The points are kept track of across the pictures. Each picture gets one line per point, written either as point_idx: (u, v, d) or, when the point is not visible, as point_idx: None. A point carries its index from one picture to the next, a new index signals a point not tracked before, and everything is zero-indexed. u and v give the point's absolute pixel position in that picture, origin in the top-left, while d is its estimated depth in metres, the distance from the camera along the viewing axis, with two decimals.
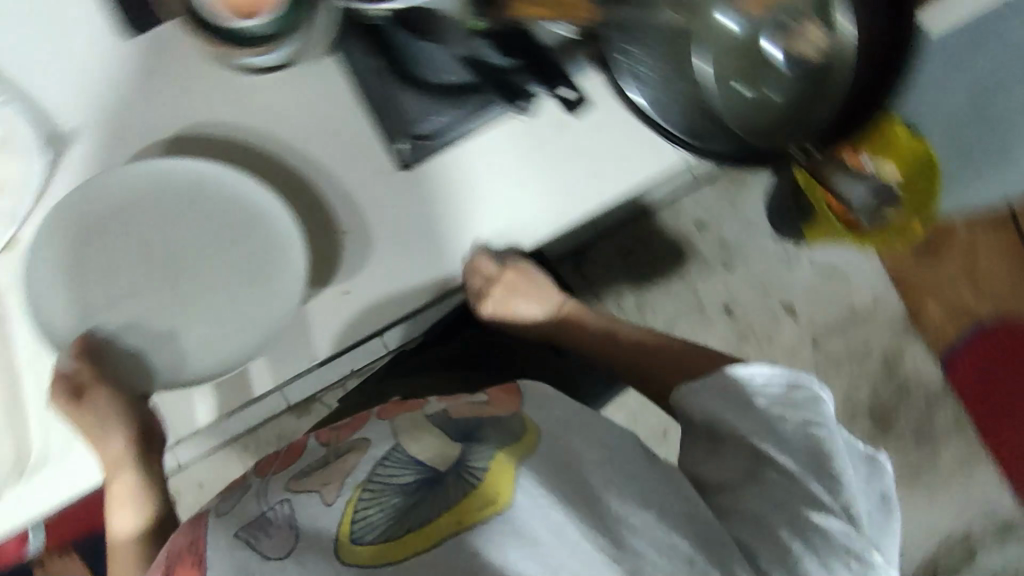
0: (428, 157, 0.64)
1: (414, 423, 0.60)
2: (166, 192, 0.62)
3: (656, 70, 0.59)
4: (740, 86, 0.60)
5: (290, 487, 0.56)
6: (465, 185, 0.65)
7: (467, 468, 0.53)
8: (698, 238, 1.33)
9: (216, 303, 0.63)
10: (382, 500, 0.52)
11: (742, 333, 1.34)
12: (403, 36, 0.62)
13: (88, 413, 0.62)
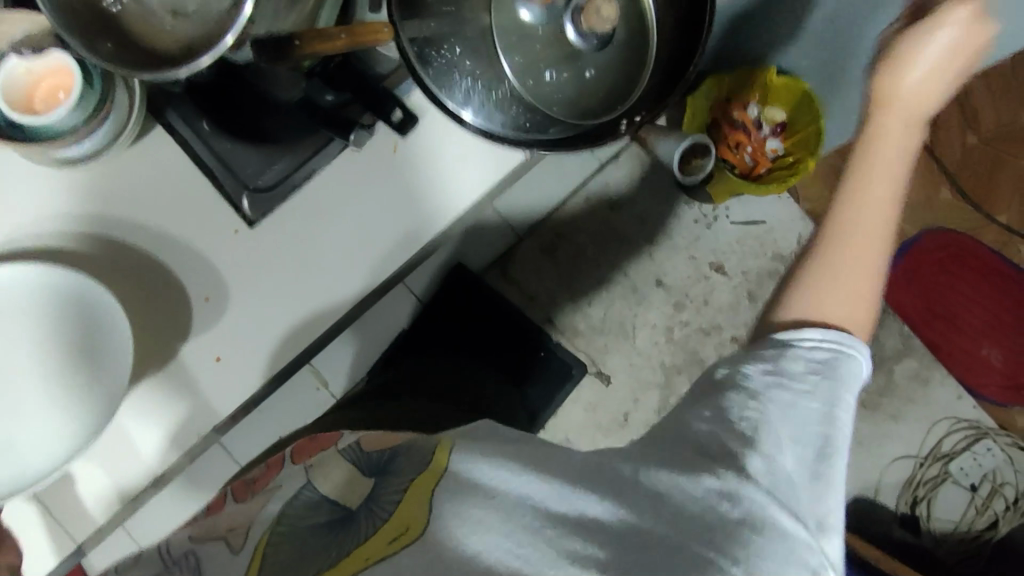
0: (271, 206, 0.64)
1: (328, 459, 0.53)
2: (12, 294, 0.60)
3: (476, 75, 0.60)
4: (551, 73, 0.61)
5: (193, 539, 0.50)
6: (311, 225, 0.65)
7: (377, 503, 0.46)
8: (616, 218, 1.34)
9: (78, 394, 0.60)
10: (289, 544, 0.45)
11: (679, 302, 1.34)
12: (225, 98, 0.63)
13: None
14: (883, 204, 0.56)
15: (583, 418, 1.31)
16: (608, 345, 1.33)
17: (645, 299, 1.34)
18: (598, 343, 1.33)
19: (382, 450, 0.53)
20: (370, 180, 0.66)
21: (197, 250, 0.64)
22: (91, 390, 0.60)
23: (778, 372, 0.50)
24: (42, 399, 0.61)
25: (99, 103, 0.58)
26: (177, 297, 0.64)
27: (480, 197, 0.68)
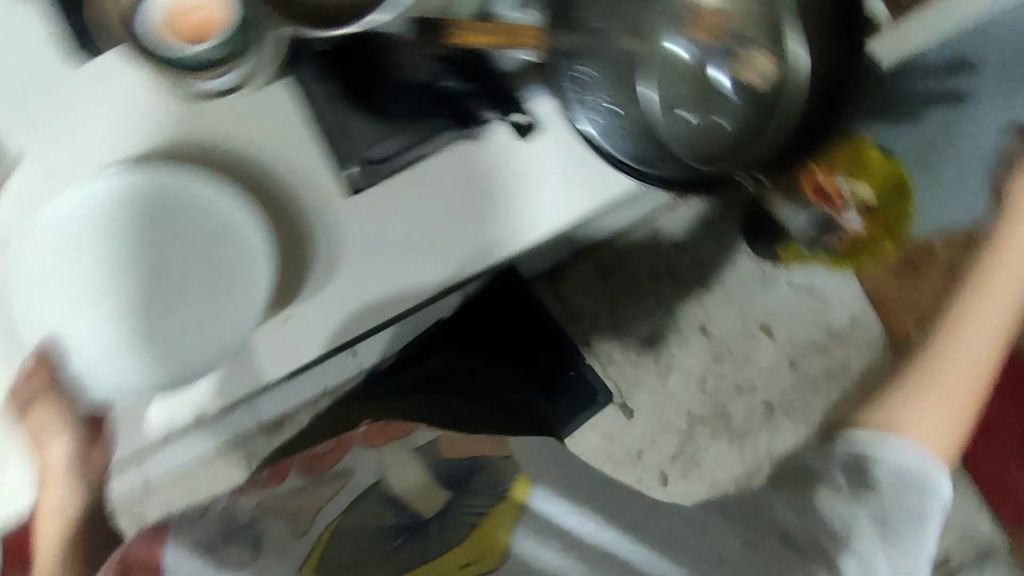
0: (375, 179, 0.63)
1: (407, 459, 0.56)
2: (138, 197, 0.61)
3: (608, 97, 0.58)
4: (685, 112, 0.60)
5: (259, 507, 0.50)
6: (415, 206, 0.65)
7: (456, 515, 0.51)
8: (676, 256, 1.32)
9: (184, 309, 0.62)
10: (355, 541, 0.49)
11: (719, 354, 1.33)
12: (354, 64, 0.62)
13: (32, 419, 0.59)
14: (993, 322, 0.61)
15: (598, 445, 1.31)
16: (640, 380, 1.32)
17: (686, 343, 1.33)
18: (630, 376, 1.32)
19: (458, 460, 0.57)
20: (479, 174, 0.65)
21: (291, 210, 0.64)
22: (202, 307, 0.62)
23: (895, 478, 0.53)
24: (142, 304, 0.62)
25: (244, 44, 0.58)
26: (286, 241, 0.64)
27: (584, 216, 0.66)
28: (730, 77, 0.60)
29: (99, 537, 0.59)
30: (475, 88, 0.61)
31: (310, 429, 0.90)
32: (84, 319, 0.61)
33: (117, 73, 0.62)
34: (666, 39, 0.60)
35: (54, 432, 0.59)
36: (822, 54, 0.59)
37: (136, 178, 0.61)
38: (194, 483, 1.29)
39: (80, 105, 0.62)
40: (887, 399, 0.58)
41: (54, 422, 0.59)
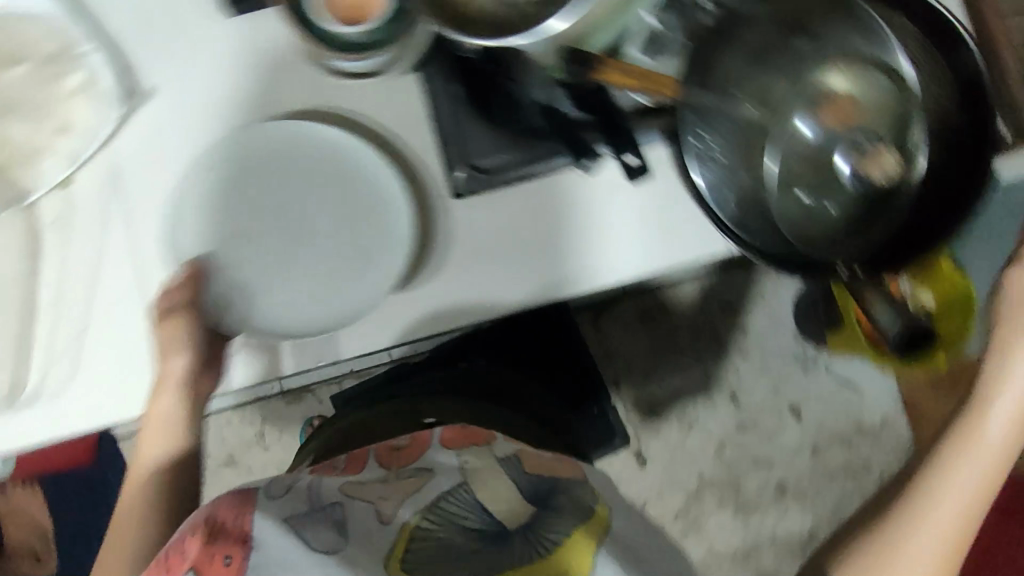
0: (480, 187, 0.64)
1: (490, 466, 0.58)
2: (290, 150, 0.62)
3: (723, 159, 0.60)
4: (800, 191, 0.60)
5: (343, 489, 0.55)
6: (526, 218, 0.66)
7: (537, 533, 0.54)
8: (721, 320, 1.32)
9: (301, 270, 0.63)
10: (444, 536, 0.53)
11: (743, 424, 1.32)
12: (484, 73, 0.63)
13: (168, 326, 0.60)
14: (980, 474, 0.59)
15: None
16: (660, 432, 1.32)
17: (713, 406, 1.33)
18: (650, 424, 1.32)
19: (536, 476, 0.59)
20: (585, 204, 0.66)
21: None
22: (321, 272, 0.63)
23: None
24: (262, 255, 0.63)
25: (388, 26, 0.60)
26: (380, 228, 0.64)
27: (675, 268, 0.66)
28: (852, 166, 0.60)
29: (190, 454, 0.66)
30: (595, 120, 0.61)
31: (357, 424, 0.89)
32: (207, 254, 0.61)
33: (259, 36, 0.63)
34: (796, 116, 0.60)
35: (181, 354, 0.60)
36: (944, 162, 0.58)
37: (295, 131, 0.62)
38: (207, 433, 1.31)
39: (221, 54, 0.63)
40: (883, 526, 0.61)
41: (182, 342, 0.60)
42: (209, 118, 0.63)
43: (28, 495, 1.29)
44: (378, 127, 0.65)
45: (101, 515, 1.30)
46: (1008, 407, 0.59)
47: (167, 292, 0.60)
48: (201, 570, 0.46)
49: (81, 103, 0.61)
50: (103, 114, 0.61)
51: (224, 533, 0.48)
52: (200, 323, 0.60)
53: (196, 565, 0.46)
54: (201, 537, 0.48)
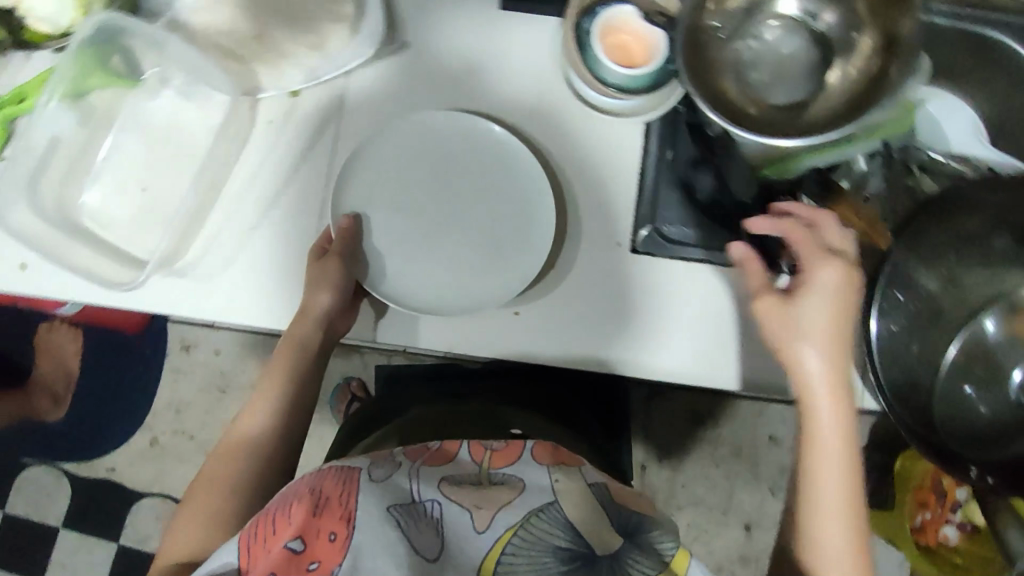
0: (660, 250, 0.65)
1: (582, 492, 0.58)
2: (461, 147, 0.65)
3: (903, 318, 0.60)
4: (970, 386, 0.64)
5: (441, 487, 0.56)
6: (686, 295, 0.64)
7: (626, 565, 0.51)
8: (765, 450, 1.31)
9: (425, 248, 0.64)
10: (530, 555, 0.52)
11: (746, 557, 1.30)
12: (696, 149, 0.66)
13: (317, 267, 0.62)
14: (836, 507, 0.56)
15: None
16: None
17: (725, 527, 1.31)
18: None
19: (625, 510, 0.58)
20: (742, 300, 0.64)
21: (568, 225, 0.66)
22: (452, 261, 0.64)
23: None
24: (439, 226, 0.65)
25: (666, 77, 0.59)
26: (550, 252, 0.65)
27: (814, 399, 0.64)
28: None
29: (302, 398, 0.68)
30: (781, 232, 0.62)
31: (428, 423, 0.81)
32: (357, 216, 0.64)
33: (518, 39, 0.67)
34: (988, 316, 0.64)
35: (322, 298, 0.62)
36: None
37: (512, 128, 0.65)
38: (251, 350, 1.33)
39: (478, 39, 0.67)
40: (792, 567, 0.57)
41: (331, 281, 0.62)
42: (443, 89, 0.67)
43: (67, 333, 1.33)
44: (584, 155, 0.66)
45: (124, 381, 1.33)
46: (823, 408, 0.56)
47: (328, 235, 0.64)
48: (308, 540, 0.48)
49: (340, 28, 0.65)
50: (356, 48, 0.65)
51: (326, 510, 0.50)
52: (349, 274, 0.62)
53: (303, 534, 0.48)
54: (306, 507, 0.50)
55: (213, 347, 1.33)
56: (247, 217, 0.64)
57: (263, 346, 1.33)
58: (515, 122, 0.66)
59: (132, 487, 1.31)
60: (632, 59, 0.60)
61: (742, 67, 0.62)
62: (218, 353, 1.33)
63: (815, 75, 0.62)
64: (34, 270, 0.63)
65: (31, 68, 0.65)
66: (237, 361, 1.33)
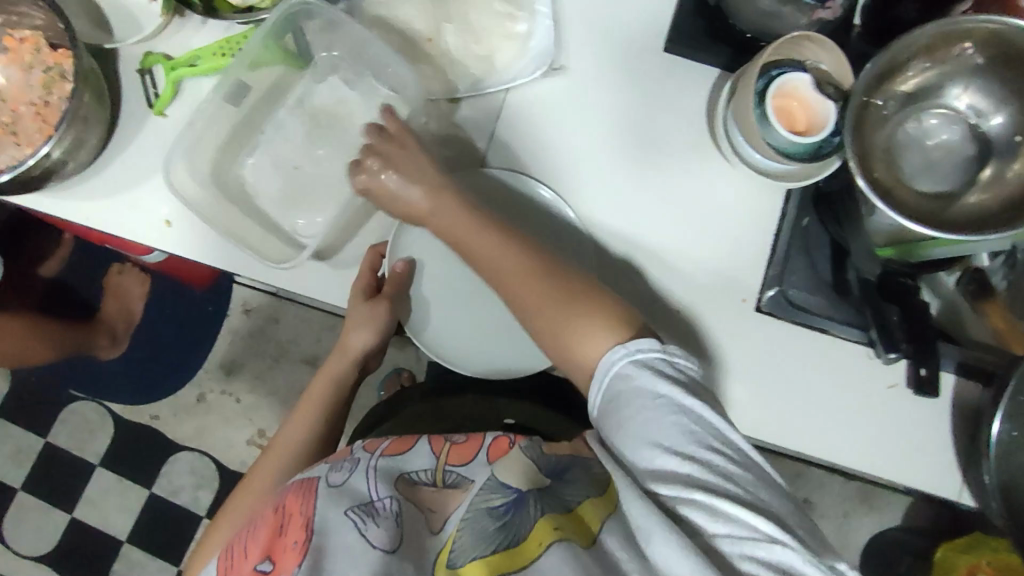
0: (785, 314, 0.66)
1: (512, 457, 0.57)
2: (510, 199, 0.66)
3: (1017, 421, 0.61)
4: None
5: (398, 487, 0.55)
6: (782, 362, 0.66)
7: (552, 496, 0.53)
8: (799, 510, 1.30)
9: (464, 301, 0.66)
10: (468, 521, 0.52)
11: None
12: (825, 217, 0.66)
13: (366, 307, 0.65)
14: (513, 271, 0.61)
15: None
16: None
17: None
18: None
19: (553, 456, 0.57)
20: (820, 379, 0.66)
21: (691, 271, 0.66)
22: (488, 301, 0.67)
23: None
24: (567, 249, 0.66)
25: (829, 150, 0.60)
26: (671, 295, 0.66)
27: (911, 486, 0.65)
28: None
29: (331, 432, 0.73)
30: (903, 318, 0.63)
31: (438, 412, 0.76)
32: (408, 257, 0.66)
33: (673, 83, 0.67)
34: None
35: (367, 334, 0.67)
36: None
37: (651, 166, 0.67)
38: (308, 324, 1.34)
39: (639, 76, 0.67)
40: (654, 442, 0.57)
41: (378, 321, 0.65)
42: (596, 119, 0.67)
43: (134, 278, 1.32)
44: (719, 205, 0.67)
45: (181, 333, 1.34)
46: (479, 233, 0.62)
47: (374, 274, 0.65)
48: (273, 556, 0.49)
49: (509, 45, 0.66)
50: (523, 67, 0.66)
51: (290, 522, 0.51)
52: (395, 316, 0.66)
53: (269, 554, 0.50)
54: (272, 529, 0.52)
55: (272, 314, 1.35)
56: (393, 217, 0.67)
57: (321, 322, 1.34)
58: (658, 163, 0.67)
59: (170, 437, 1.33)
60: (795, 126, 0.61)
61: (896, 151, 0.63)
62: (276, 321, 1.35)
63: (969, 170, 0.63)
64: (178, 226, 0.64)
65: (209, 31, 0.66)
66: (292, 332, 1.34)
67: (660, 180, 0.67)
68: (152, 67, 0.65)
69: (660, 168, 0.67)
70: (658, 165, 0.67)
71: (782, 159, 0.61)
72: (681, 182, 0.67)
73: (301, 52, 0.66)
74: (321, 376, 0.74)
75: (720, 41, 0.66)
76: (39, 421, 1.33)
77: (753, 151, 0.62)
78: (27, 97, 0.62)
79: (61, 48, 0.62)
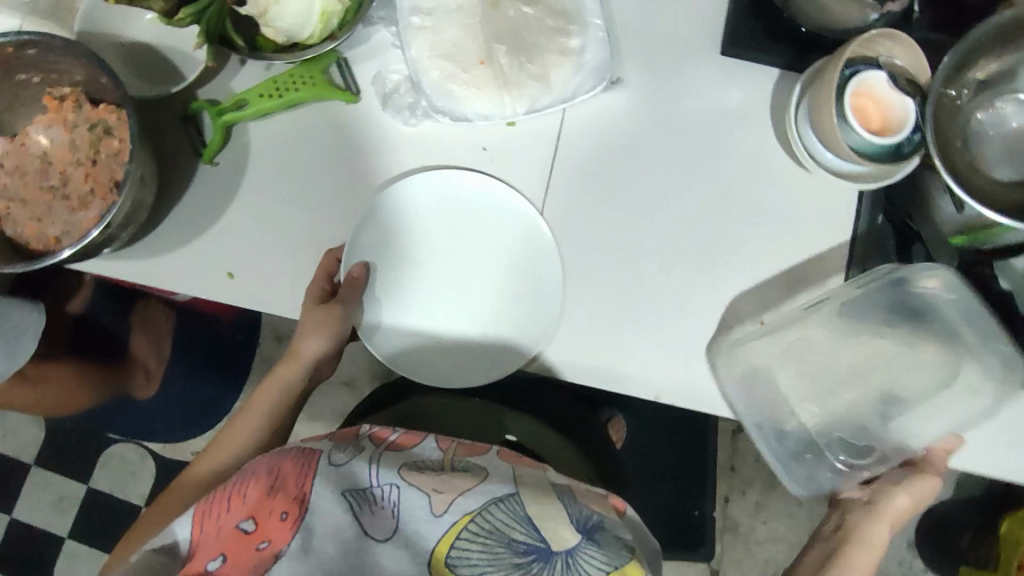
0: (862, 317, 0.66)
1: (542, 485, 0.53)
2: (476, 206, 0.65)
3: None
4: None
5: (403, 473, 0.51)
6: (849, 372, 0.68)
7: (575, 561, 0.47)
8: None
9: (440, 298, 0.65)
10: (487, 545, 0.47)
11: None
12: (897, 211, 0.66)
13: (320, 313, 0.63)
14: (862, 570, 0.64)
15: None
16: (741, 561, 1.31)
17: None
18: (737, 552, 1.31)
19: (585, 509, 0.53)
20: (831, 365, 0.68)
21: (765, 279, 0.65)
22: (464, 309, 0.64)
23: None
24: (634, 263, 0.64)
25: (909, 148, 0.59)
26: (746, 305, 0.64)
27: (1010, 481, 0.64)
28: None
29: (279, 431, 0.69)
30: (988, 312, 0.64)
31: (430, 412, 0.75)
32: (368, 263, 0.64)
33: (733, 88, 0.65)
34: None
35: (319, 337, 0.65)
36: None
37: (715, 174, 0.65)
38: None
39: (698, 83, 0.65)
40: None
41: (331, 328, 0.63)
42: (657, 131, 0.65)
43: (162, 312, 1.21)
44: (787, 208, 0.65)
45: (213, 368, 1.26)
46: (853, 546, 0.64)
47: (330, 279, 0.64)
48: (257, 518, 0.48)
49: (564, 62, 0.63)
50: (579, 85, 0.63)
51: (282, 489, 0.49)
52: (347, 321, 0.64)
53: (255, 515, 0.48)
54: (261, 488, 0.50)
55: None
56: (418, 225, 0.65)
57: None
58: (726, 172, 0.65)
59: None
60: (871, 125, 0.59)
61: (972, 141, 0.62)
62: None
63: None
64: (239, 279, 0.64)
65: (251, 74, 0.64)
66: None
67: (724, 188, 0.65)
68: (200, 113, 0.64)
69: (725, 176, 0.65)
70: (723, 174, 0.65)
71: (857, 159, 0.59)
72: (747, 189, 0.65)
73: (349, 87, 0.64)
74: (273, 377, 0.70)
75: (780, 41, 0.64)
76: (80, 468, 1.31)
77: (824, 155, 0.61)
78: (72, 157, 0.60)
79: (101, 103, 0.60)
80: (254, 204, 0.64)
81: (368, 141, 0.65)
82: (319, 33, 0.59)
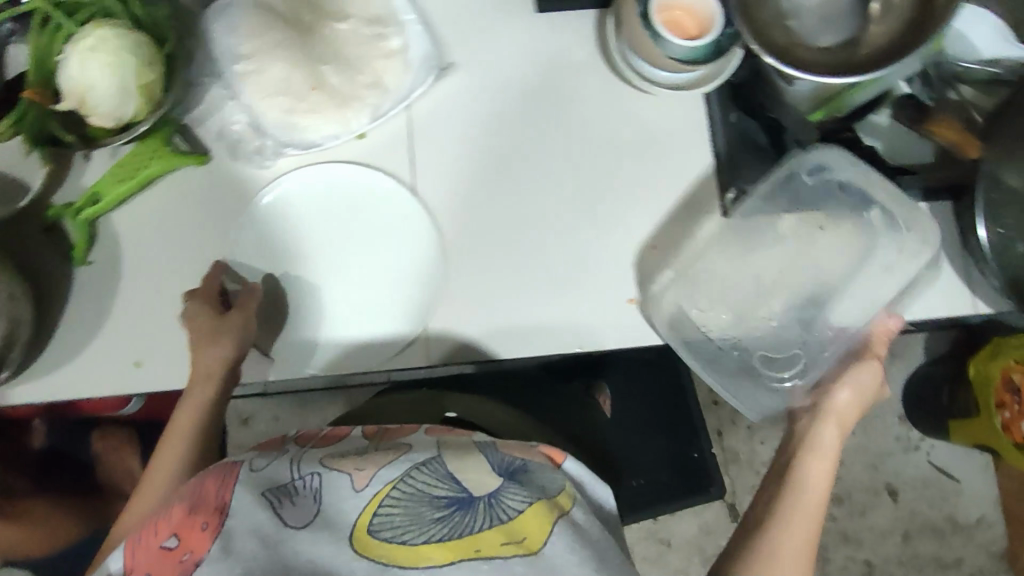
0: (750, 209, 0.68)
1: (463, 444, 0.54)
2: (357, 191, 0.66)
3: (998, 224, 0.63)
4: None
5: (324, 462, 0.49)
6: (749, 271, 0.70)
7: (499, 500, 0.47)
8: None
9: (337, 306, 0.64)
10: (407, 507, 0.45)
11: (837, 496, 1.30)
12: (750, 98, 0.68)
13: (212, 320, 0.60)
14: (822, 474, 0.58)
15: (694, 536, 1.31)
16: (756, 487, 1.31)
17: None
18: (748, 480, 1.32)
19: (510, 456, 0.53)
20: (737, 259, 0.69)
21: (648, 203, 0.66)
22: (364, 308, 0.64)
23: None
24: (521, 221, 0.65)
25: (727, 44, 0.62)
26: (638, 234, 0.66)
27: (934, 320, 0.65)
28: None
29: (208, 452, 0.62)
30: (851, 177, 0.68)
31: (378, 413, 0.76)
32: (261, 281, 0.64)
33: (559, 39, 0.67)
34: None
35: (221, 345, 0.60)
36: None
37: (567, 123, 0.67)
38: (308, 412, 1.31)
39: (527, 43, 0.67)
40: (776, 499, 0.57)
41: (227, 335, 0.60)
42: (505, 101, 0.67)
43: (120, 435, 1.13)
44: (645, 133, 0.67)
45: None
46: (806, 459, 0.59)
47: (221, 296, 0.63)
48: (181, 533, 0.44)
49: (392, 63, 0.65)
50: (414, 80, 0.65)
51: (205, 501, 0.46)
52: (246, 325, 0.61)
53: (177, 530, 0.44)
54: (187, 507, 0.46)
55: None
56: (297, 244, 0.65)
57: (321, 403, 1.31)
58: (585, 117, 0.67)
59: None
60: (685, 29, 0.62)
61: (787, 18, 0.64)
62: None
63: (858, 13, 0.64)
64: (148, 368, 0.63)
65: (99, 165, 0.64)
66: None
67: (582, 136, 0.67)
68: (60, 219, 0.64)
69: (578, 122, 0.67)
70: (576, 122, 0.67)
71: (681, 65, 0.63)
72: (603, 126, 0.67)
73: (198, 150, 0.65)
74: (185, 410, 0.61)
75: None
76: None
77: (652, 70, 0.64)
78: None
79: None
80: (143, 292, 0.64)
81: (232, 194, 0.65)
82: (144, 106, 0.60)
